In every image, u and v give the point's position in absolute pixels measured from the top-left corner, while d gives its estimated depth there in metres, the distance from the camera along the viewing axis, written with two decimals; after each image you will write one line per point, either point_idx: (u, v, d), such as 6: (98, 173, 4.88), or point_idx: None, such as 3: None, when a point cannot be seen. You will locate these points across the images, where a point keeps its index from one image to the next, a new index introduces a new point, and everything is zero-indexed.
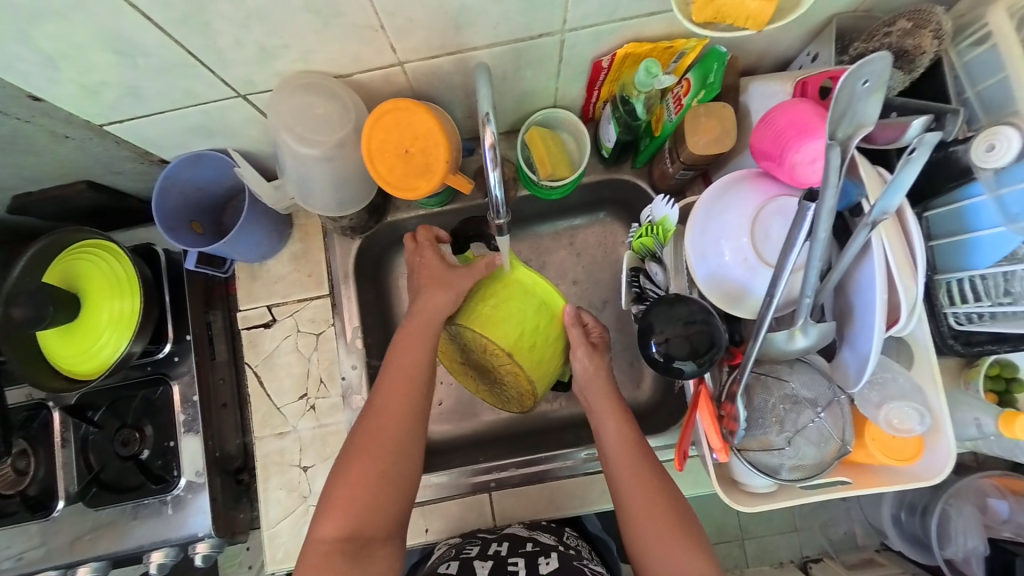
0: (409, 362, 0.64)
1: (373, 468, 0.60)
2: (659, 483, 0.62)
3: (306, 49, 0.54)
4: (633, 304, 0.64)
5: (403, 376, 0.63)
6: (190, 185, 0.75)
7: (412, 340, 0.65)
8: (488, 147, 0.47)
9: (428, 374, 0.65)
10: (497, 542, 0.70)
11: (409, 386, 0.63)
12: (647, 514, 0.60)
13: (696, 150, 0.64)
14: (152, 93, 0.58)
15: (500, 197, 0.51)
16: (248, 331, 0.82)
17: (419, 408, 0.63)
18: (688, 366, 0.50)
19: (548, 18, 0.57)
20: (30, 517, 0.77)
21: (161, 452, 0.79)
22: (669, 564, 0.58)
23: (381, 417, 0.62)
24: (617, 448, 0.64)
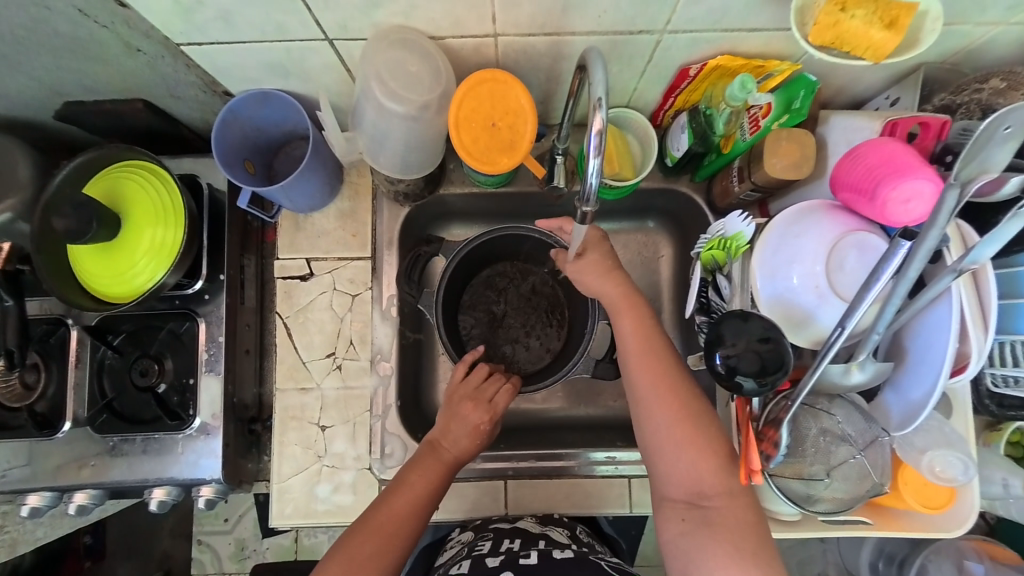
0: (415, 484, 0.66)
1: (362, 556, 0.59)
2: (678, 385, 0.62)
3: (410, 4, 0.53)
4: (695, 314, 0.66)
5: (407, 496, 0.65)
6: (249, 123, 0.74)
7: (431, 466, 0.68)
8: (595, 133, 0.47)
9: (433, 500, 0.67)
10: (509, 538, 0.70)
11: (404, 508, 0.64)
12: (663, 411, 0.60)
13: (772, 172, 0.63)
14: (244, 20, 0.56)
15: (594, 185, 0.51)
16: (285, 281, 0.81)
17: (427, 506, 0.66)
18: (749, 382, 0.49)
19: (654, 15, 0.57)
20: (35, 434, 0.75)
21: (180, 388, 0.78)
22: (686, 470, 0.59)
23: (396, 502, 0.64)
24: (633, 346, 0.65)
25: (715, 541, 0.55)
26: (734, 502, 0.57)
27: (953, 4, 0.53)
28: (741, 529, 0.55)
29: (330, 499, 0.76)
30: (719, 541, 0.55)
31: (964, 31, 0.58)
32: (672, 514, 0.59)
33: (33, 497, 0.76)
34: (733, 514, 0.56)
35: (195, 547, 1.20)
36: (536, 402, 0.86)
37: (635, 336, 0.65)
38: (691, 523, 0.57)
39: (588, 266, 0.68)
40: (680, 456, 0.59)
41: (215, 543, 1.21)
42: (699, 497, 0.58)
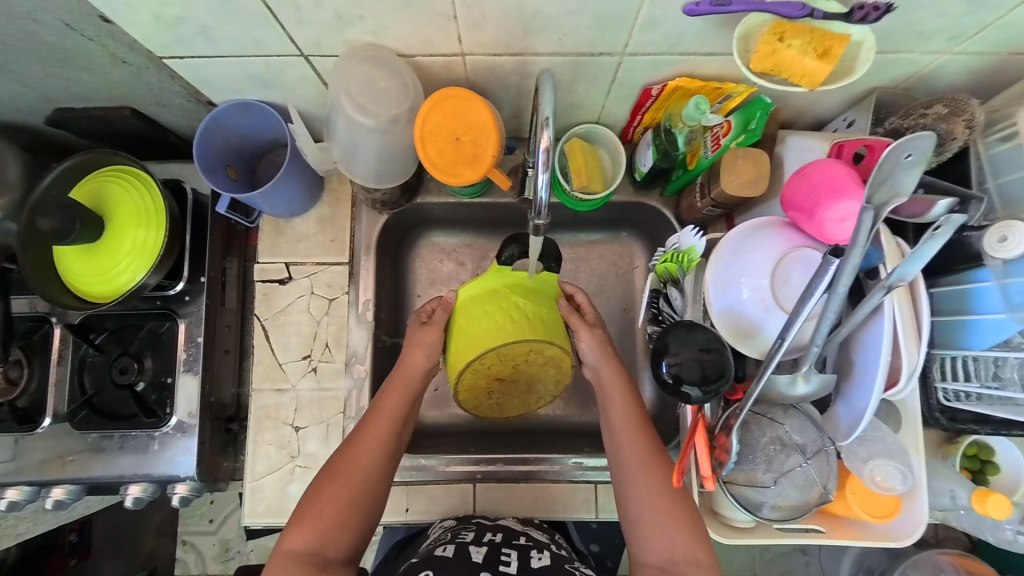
0: (388, 408, 0.68)
1: (342, 476, 0.64)
2: (661, 461, 0.65)
3: (379, 23, 0.57)
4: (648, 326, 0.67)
5: (382, 417, 0.68)
6: (231, 132, 0.77)
7: (401, 384, 0.70)
8: (542, 149, 0.50)
9: (410, 413, 0.70)
10: (491, 531, 0.73)
11: (382, 432, 0.67)
12: (644, 484, 0.64)
13: (729, 189, 0.66)
14: (221, 36, 0.59)
15: (544, 199, 0.54)
16: (265, 284, 0.83)
17: (405, 422, 0.69)
18: (695, 391, 0.50)
19: (612, 39, 0.60)
20: (15, 429, 0.78)
21: (158, 386, 0.80)
22: (660, 537, 0.61)
23: (374, 422, 0.67)
24: (622, 419, 0.68)
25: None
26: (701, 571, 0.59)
27: (892, 35, 0.56)
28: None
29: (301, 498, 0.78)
30: None
31: (910, 59, 0.60)
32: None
33: (11, 491, 0.77)
34: None
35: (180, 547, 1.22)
36: None
37: (625, 411, 0.68)
38: None
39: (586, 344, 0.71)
40: (657, 526, 0.62)
41: (200, 543, 1.22)
42: (670, 563, 0.60)
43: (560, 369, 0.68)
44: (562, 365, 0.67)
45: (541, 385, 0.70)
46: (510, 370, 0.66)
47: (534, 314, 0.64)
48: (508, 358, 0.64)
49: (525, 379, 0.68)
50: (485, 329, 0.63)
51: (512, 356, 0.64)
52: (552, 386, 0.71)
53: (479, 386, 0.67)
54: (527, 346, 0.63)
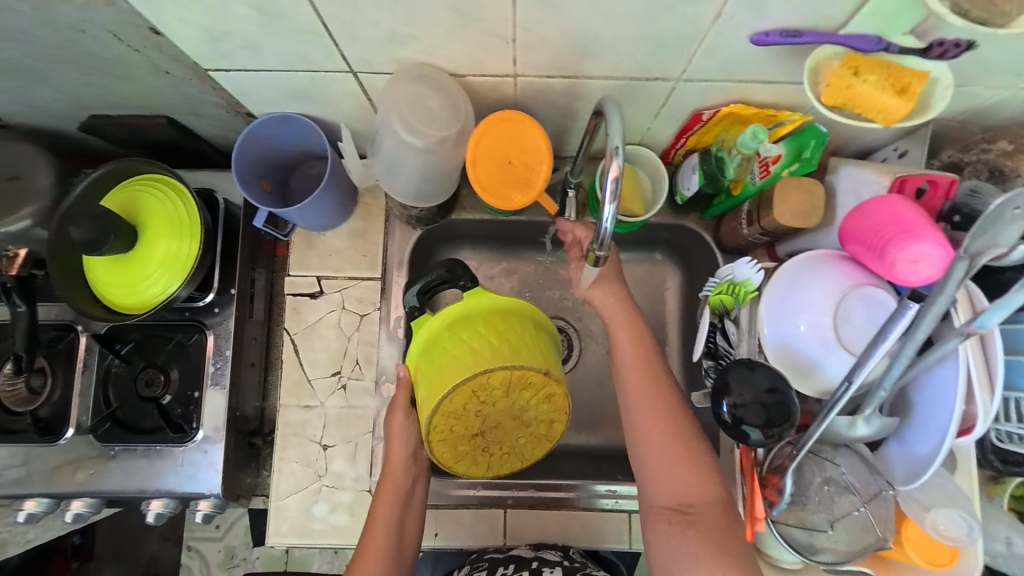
0: (381, 515, 0.66)
1: None
2: (672, 399, 0.63)
3: (433, 44, 0.55)
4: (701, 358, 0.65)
5: (377, 537, 0.65)
6: (267, 144, 0.75)
7: (387, 498, 0.68)
8: (611, 179, 0.48)
9: (404, 524, 0.68)
10: (502, 565, 0.72)
11: (382, 544, 0.65)
12: (653, 425, 0.62)
13: (781, 220, 0.64)
14: (270, 51, 0.58)
15: (608, 229, 0.52)
16: (294, 297, 0.81)
17: (403, 534, 0.67)
18: (755, 434, 0.49)
19: (669, 65, 0.59)
20: (36, 440, 0.75)
21: (184, 400, 0.78)
22: (674, 477, 0.59)
23: (370, 544, 0.65)
24: (628, 355, 0.66)
25: (698, 546, 0.55)
26: (714, 508, 0.58)
27: (959, 70, 0.55)
28: (726, 537, 0.56)
29: (326, 519, 0.75)
30: (701, 548, 0.55)
31: (972, 93, 0.59)
32: (658, 519, 0.59)
33: (29, 503, 0.76)
34: (715, 520, 0.57)
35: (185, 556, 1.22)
36: None
37: (632, 349, 0.66)
38: (678, 528, 0.57)
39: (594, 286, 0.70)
40: (666, 463, 0.60)
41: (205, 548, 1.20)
42: (684, 504, 0.58)
43: (533, 391, 0.60)
44: (530, 385, 0.59)
45: (526, 413, 0.61)
46: (477, 423, 0.60)
47: (463, 348, 0.60)
48: (457, 412, 0.59)
49: (504, 419, 0.61)
50: (428, 386, 0.60)
51: (459, 406, 0.59)
52: (545, 405, 0.61)
53: (470, 448, 0.62)
54: (467, 391, 0.58)
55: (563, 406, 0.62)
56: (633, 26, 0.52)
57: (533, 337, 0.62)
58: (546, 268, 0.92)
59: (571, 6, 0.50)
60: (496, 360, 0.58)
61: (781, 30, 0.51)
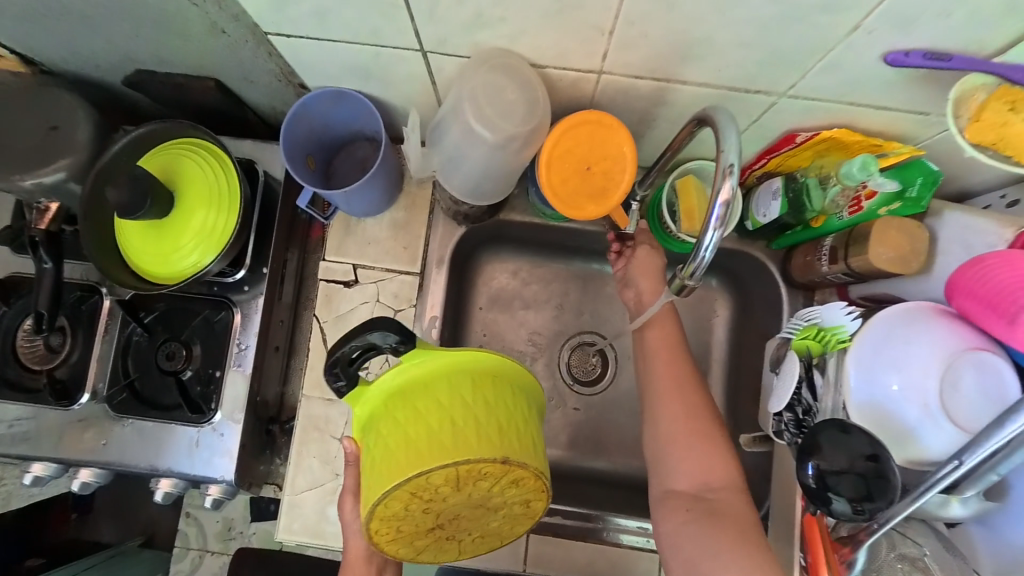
0: None
1: None
2: (692, 386, 0.64)
3: (520, 29, 0.50)
4: (781, 410, 0.59)
5: None
6: (319, 119, 0.71)
7: None
8: (721, 203, 0.45)
9: None
10: None
11: None
12: (673, 408, 0.62)
13: (876, 262, 0.58)
14: (340, 20, 0.53)
15: (706, 259, 0.49)
16: (327, 284, 0.77)
17: None
18: (841, 504, 0.43)
19: (776, 77, 0.53)
20: (51, 404, 0.72)
21: (205, 379, 0.74)
22: (691, 462, 0.59)
23: None
24: (654, 338, 0.68)
25: (720, 532, 0.55)
26: (733, 493, 0.57)
27: None
28: (744, 522, 0.55)
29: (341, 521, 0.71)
30: (722, 533, 0.54)
31: None
32: (676, 506, 0.58)
33: (37, 466, 0.73)
34: (734, 505, 0.56)
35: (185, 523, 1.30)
36: (562, 448, 0.82)
37: (659, 338, 0.67)
38: (697, 515, 0.56)
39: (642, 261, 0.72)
40: (683, 445, 0.60)
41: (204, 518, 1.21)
42: (704, 490, 0.58)
43: (498, 480, 0.47)
44: (492, 476, 0.46)
45: (491, 500, 0.49)
46: (432, 515, 0.49)
47: (396, 438, 0.47)
48: (402, 513, 0.48)
49: (466, 508, 0.49)
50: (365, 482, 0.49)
51: (403, 509, 0.47)
52: (513, 489, 0.48)
53: (433, 538, 0.52)
54: (411, 489, 0.46)
55: (538, 489, 0.49)
56: (750, 29, 0.46)
57: (493, 411, 0.47)
58: (590, 281, 0.87)
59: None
60: (442, 453, 0.45)
61: (923, 51, 0.46)
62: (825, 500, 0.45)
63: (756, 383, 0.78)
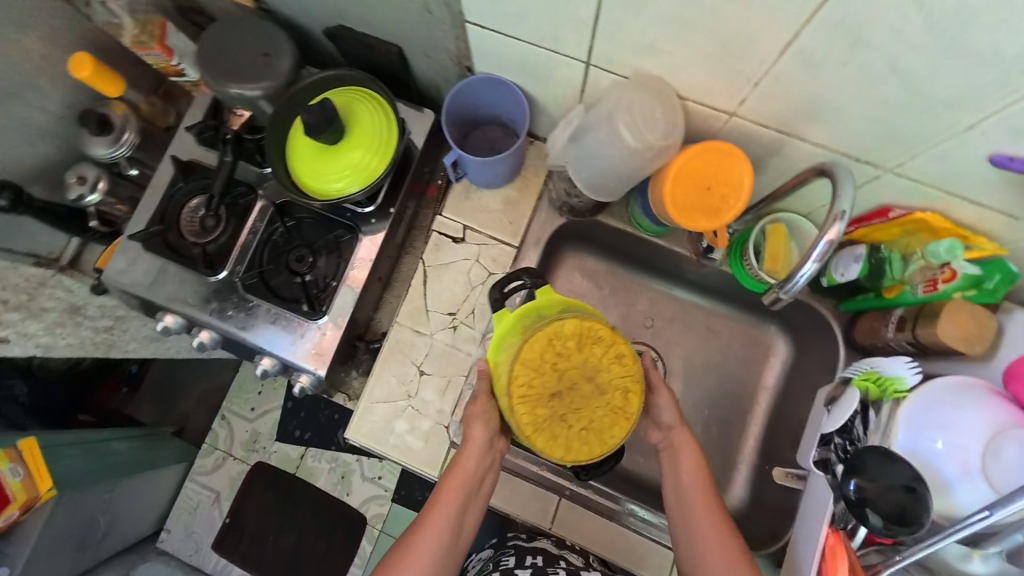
0: (441, 513, 0.64)
1: None
2: (729, 526, 0.65)
3: (680, 63, 0.60)
4: (832, 433, 0.65)
5: (426, 541, 0.63)
6: (476, 97, 0.83)
7: (447, 496, 0.65)
8: (826, 240, 0.53)
9: (458, 530, 0.65)
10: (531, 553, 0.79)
11: (432, 551, 0.63)
12: (708, 539, 0.64)
13: (942, 336, 0.64)
14: (534, 23, 0.65)
15: (798, 284, 0.57)
16: (439, 235, 0.88)
17: (454, 548, 0.65)
18: (876, 519, 0.50)
19: (886, 153, 0.61)
20: (196, 270, 0.86)
21: (320, 285, 0.87)
22: None
23: (420, 539, 0.63)
24: (686, 483, 0.68)
25: None
26: None
27: None
28: None
29: (402, 438, 0.81)
30: None
31: None
32: None
33: (168, 317, 0.88)
34: None
35: (219, 419, 1.67)
36: None
37: (689, 472, 0.68)
38: None
39: (682, 444, 0.70)
40: None
41: (236, 425, 1.67)
42: None
43: (607, 347, 0.60)
44: (605, 340, 0.60)
45: (600, 373, 0.60)
46: (552, 376, 0.59)
47: (530, 316, 0.64)
48: (534, 363, 0.59)
49: (580, 376, 0.59)
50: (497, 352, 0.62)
51: (536, 357, 0.59)
52: (616, 366, 0.60)
53: (547, 415, 0.58)
54: (545, 333, 0.59)
55: (635, 374, 0.61)
56: (877, 107, 0.55)
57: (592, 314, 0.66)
58: (657, 297, 0.95)
59: (832, 71, 0.53)
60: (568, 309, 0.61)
61: None
62: (862, 516, 0.52)
63: (794, 427, 0.84)
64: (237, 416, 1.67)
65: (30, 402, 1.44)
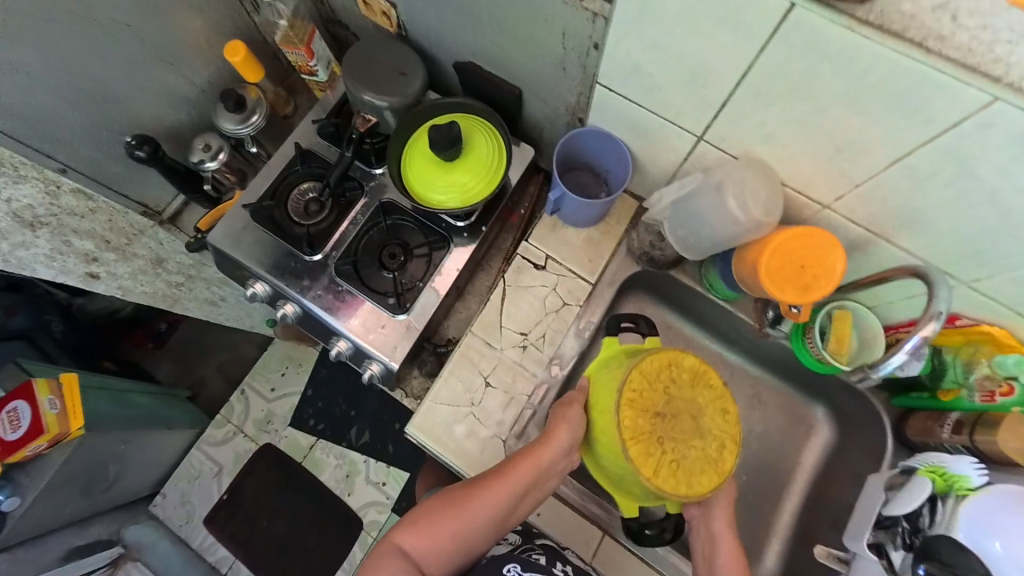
0: (519, 471, 0.72)
1: (444, 522, 0.70)
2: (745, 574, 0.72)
3: (791, 155, 0.66)
4: (900, 517, 0.72)
5: (500, 484, 0.72)
6: (583, 144, 0.90)
7: (528, 460, 0.72)
8: (919, 336, 0.58)
9: (526, 491, 0.72)
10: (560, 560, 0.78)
11: (501, 494, 0.71)
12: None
13: (1003, 448, 0.67)
14: (660, 96, 0.71)
15: (885, 368, 0.63)
16: (521, 260, 0.94)
17: (518, 503, 0.73)
18: None
19: (965, 268, 0.67)
20: (295, 246, 0.93)
21: (404, 284, 0.92)
22: None
23: (491, 482, 0.72)
24: (720, 529, 0.74)
25: None
26: None
27: None
28: None
29: (460, 442, 0.84)
30: None
31: None
32: None
33: (258, 284, 0.95)
34: None
35: (239, 393, 1.66)
36: None
37: (724, 524, 0.74)
38: None
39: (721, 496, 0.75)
40: None
41: (253, 401, 1.65)
42: None
43: (722, 414, 0.67)
44: (727, 410, 0.67)
45: (713, 428, 0.66)
46: (665, 404, 0.65)
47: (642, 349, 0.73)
48: (654, 376, 0.67)
49: (688, 413, 0.66)
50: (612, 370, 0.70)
51: (655, 369, 0.67)
52: (721, 418, 0.67)
53: (648, 429, 0.64)
54: (664, 365, 0.67)
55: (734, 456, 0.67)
56: (967, 227, 0.61)
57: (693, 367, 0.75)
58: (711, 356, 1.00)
59: (935, 189, 0.59)
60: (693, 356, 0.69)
61: None
62: None
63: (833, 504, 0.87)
64: (256, 391, 1.65)
65: (63, 338, 1.49)
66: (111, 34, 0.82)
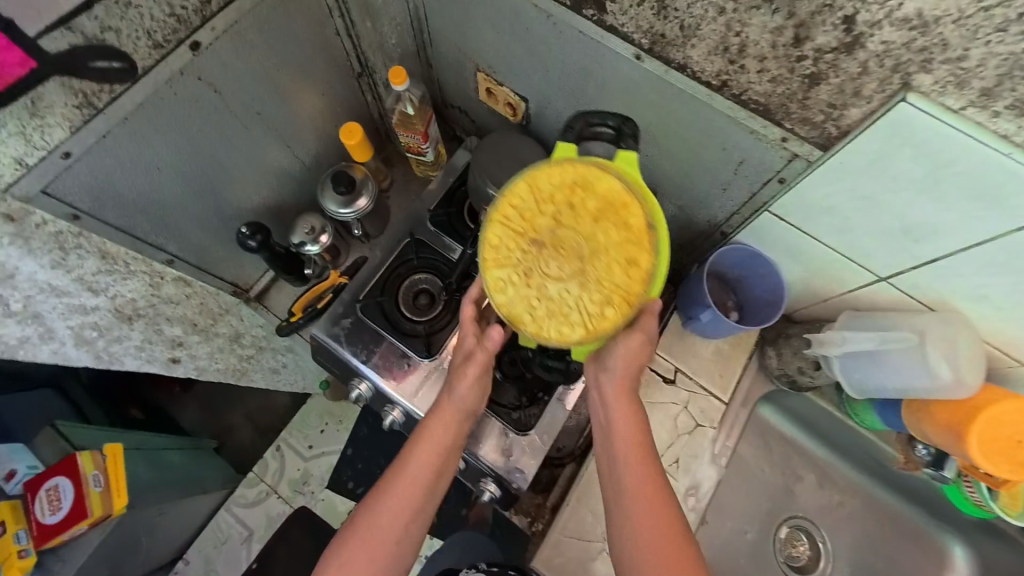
0: (433, 439, 0.69)
1: (377, 535, 0.65)
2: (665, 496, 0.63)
3: (997, 317, 0.63)
4: None
5: (418, 453, 0.68)
6: (727, 260, 0.86)
7: (445, 422, 0.70)
8: None
9: (442, 463, 0.69)
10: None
11: (420, 479, 0.67)
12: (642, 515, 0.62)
13: None
14: (852, 238, 0.68)
15: None
16: (650, 372, 0.90)
17: (431, 479, 0.68)
18: None
19: None
20: (410, 347, 0.87)
21: (528, 395, 0.85)
22: None
23: (406, 481, 0.67)
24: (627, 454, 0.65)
25: None
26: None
27: None
28: None
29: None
30: None
31: None
32: None
33: (362, 385, 0.88)
34: None
35: (273, 449, 1.37)
36: None
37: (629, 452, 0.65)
38: None
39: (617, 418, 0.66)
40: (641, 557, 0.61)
41: (289, 459, 1.36)
42: None
43: (622, 264, 0.60)
44: (629, 265, 0.61)
45: (603, 306, 0.60)
46: (547, 227, 0.61)
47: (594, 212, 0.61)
48: (535, 201, 0.61)
49: (569, 249, 0.61)
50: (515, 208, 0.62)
51: (549, 207, 0.61)
52: (626, 273, 0.60)
53: (523, 259, 0.61)
54: (560, 185, 0.62)
55: (619, 319, 0.60)
56: None
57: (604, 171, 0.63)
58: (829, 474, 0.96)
59: None
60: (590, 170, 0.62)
61: None
62: None
63: None
64: (292, 449, 1.36)
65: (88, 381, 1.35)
66: (244, 124, 0.76)
